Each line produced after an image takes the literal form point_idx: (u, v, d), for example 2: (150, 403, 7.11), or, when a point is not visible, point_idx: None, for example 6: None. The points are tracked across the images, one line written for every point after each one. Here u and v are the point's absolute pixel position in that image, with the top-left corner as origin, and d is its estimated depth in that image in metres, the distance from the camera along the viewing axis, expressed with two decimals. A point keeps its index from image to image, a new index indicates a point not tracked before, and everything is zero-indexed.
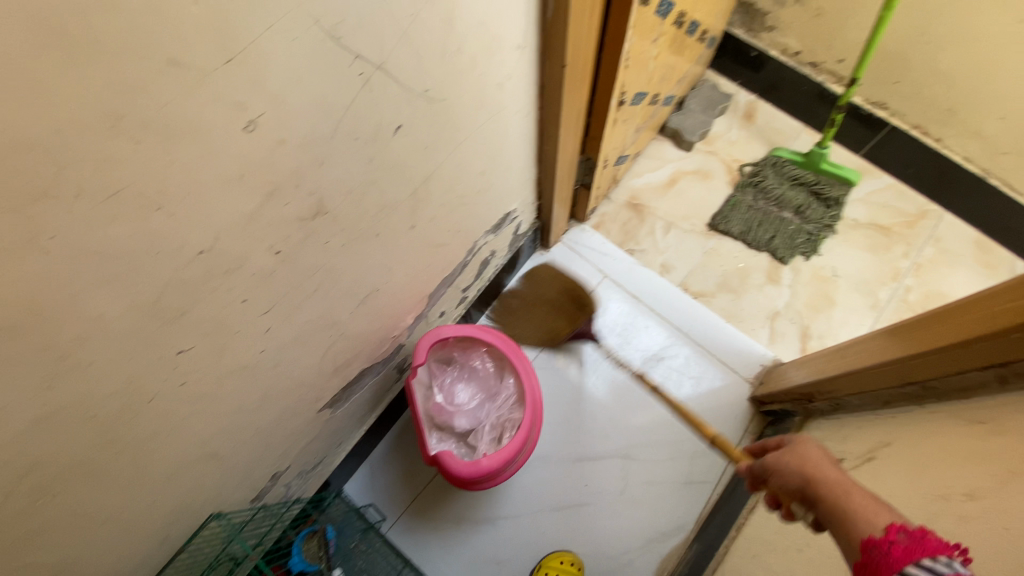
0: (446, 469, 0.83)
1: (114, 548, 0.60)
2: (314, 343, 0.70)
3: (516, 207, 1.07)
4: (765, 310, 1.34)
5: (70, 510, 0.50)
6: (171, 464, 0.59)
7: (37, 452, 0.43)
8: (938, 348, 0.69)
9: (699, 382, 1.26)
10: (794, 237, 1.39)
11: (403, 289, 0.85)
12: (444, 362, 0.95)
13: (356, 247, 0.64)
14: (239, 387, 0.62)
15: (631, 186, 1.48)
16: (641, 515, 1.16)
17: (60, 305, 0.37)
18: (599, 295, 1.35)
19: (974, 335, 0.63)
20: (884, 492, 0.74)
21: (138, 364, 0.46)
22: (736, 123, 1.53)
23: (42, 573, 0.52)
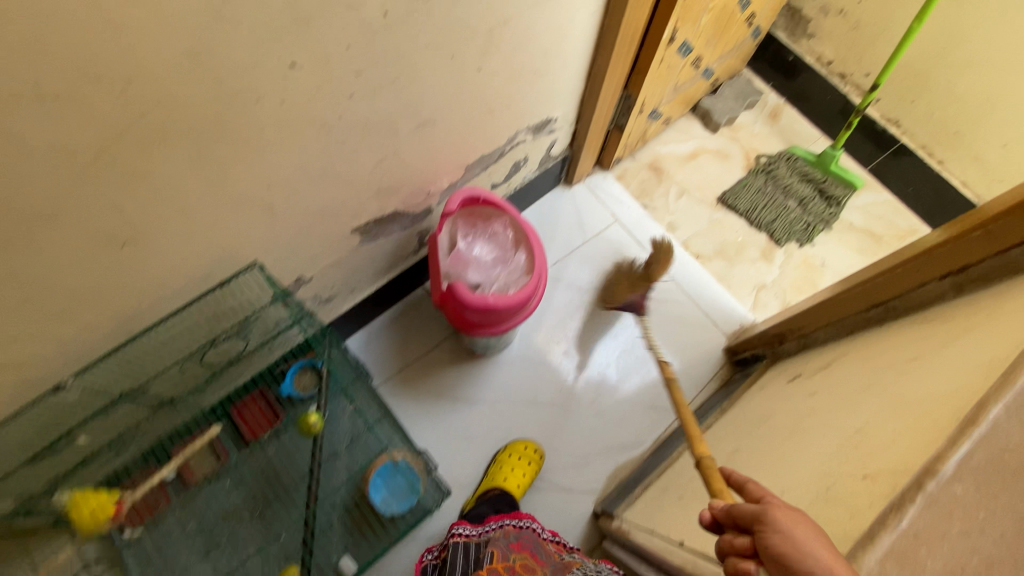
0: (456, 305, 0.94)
1: (175, 249, 0.67)
2: (372, 141, 0.79)
3: (556, 116, 1.17)
4: (754, 282, 1.43)
5: (168, 175, 0.59)
6: (241, 188, 0.68)
7: (173, 86, 0.51)
8: (904, 261, 0.80)
9: (683, 325, 1.36)
10: (792, 224, 1.50)
11: (450, 138, 0.94)
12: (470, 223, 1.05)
13: (434, 55, 0.74)
14: (310, 144, 0.71)
15: (655, 151, 1.57)
16: (603, 427, 1.25)
17: None
18: (608, 234, 1.45)
19: (940, 242, 0.75)
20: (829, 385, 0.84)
21: (264, 51, 0.55)
22: (761, 119, 1.64)
23: (124, 230, 0.60)
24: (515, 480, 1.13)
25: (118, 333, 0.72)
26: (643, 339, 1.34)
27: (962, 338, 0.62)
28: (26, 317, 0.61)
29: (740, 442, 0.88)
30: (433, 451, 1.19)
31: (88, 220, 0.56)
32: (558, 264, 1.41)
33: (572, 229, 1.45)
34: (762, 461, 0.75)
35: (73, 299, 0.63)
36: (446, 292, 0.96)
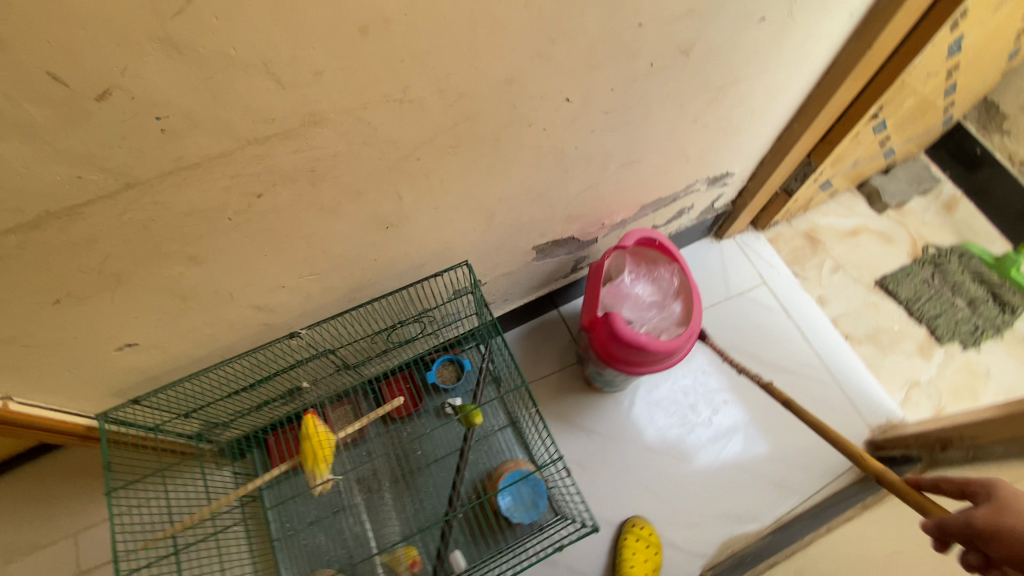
0: (605, 337, 0.99)
1: (413, 237, 0.77)
2: (588, 172, 0.86)
3: (733, 172, 1.19)
4: (906, 376, 1.33)
5: (441, 176, 0.68)
6: (480, 196, 0.77)
7: (484, 104, 0.60)
8: None
9: (823, 406, 1.29)
10: (958, 323, 1.38)
11: (645, 178, 0.98)
12: (636, 260, 1.09)
13: (668, 105, 0.80)
14: (544, 167, 0.78)
15: (813, 221, 1.53)
16: (721, 488, 1.21)
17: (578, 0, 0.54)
18: (754, 295, 1.42)
19: None
20: None
21: (554, 84, 0.63)
22: (934, 207, 1.55)
23: (391, 215, 0.70)
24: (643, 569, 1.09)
25: (345, 298, 0.83)
26: (777, 411, 1.29)
27: None
28: (296, 273, 0.71)
29: None
30: None
31: (376, 202, 0.66)
32: None
33: (715, 284, 1.44)
34: None
35: (332, 264, 0.73)
36: (598, 319, 1.00)
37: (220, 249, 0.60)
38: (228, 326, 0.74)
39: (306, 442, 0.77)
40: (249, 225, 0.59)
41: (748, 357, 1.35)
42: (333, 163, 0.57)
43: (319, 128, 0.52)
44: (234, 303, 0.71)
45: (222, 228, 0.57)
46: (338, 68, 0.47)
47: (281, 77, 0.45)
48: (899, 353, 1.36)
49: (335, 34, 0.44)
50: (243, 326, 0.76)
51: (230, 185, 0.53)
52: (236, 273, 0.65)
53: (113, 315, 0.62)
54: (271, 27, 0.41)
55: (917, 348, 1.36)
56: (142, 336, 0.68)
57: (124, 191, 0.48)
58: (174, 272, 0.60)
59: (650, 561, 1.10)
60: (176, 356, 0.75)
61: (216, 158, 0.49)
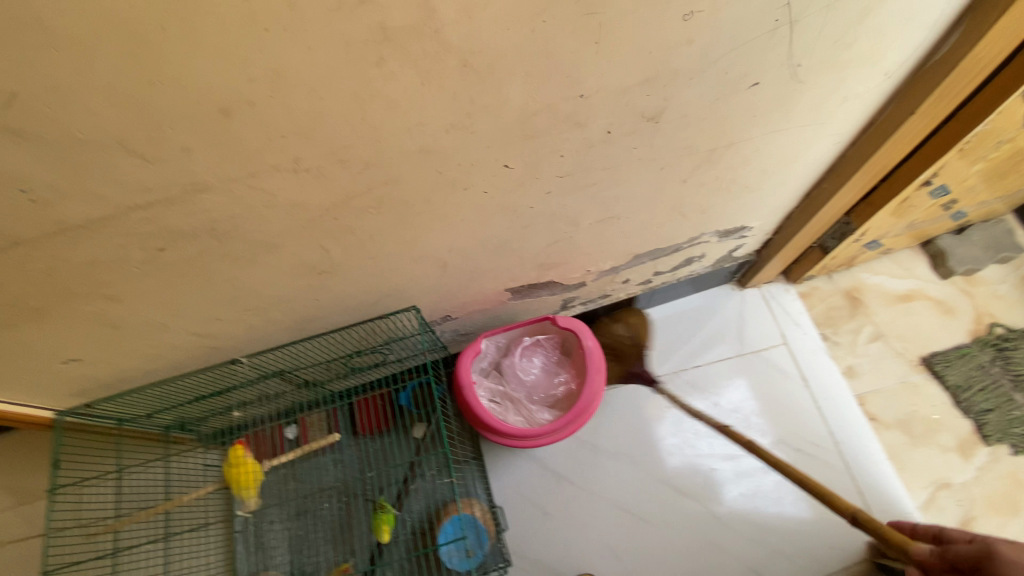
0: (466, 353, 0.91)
1: (356, 282, 0.75)
2: (555, 228, 0.79)
3: (753, 225, 1.06)
4: (934, 475, 1.16)
5: (371, 232, 0.65)
6: (425, 248, 0.73)
7: (401, 172, 0.56)
8: None
9: (826, 493, 1.16)
10: (1012, 423, 1.18)
11: (632, 232, 0.90)
12: (560, 348, 0.99)
13: (642, 167, 0.71)
14: (497, 224, 0.73)
15: (858, 278, 1.35)
16: (690, 563, 1.13)
17: (488, 76, 0.47)
18: (770, 356, 1.29)
19: None
20: None
21: (484, 153, 0.57)
22: (1012, 279, 1.32)
23: (323, 264, 0.68)
24: None
25: (293, 329, 0.83)
26: (769, 489, 1.17)
27: None
28: (231, 308, 0.72)
29: None
30: (509, 512, 1.20)
31: (301, 254, 0.64)
32: (700, 367, 1.30)
33: (728, 336, 1.32)
34: None
35: (269, 302, 0.73)
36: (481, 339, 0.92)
37: (139, 290, 0.61)
38: (172, 348, 0.77)
39: (229, 468, 0.80)
40: (162, 272, 0.59)
41: (749, 424, 1.24)
42: (235, 223, 0.55)
43: (208, 195, 0.50)
44: (173, 331, 0.73)
45: (134, 274, 0.58)
46: (207, 145, 0.45)
47: (144, 155, 0.44)
48: (931, 448, 1.18)
49: (193, 116, 0.42)
50: (189, 348, 0.78)
51: (126, 242, 0.53)
52: (164, 308, 0.67)
53: (47, 339, 0.65)
54: (113, 111, 0.39)
55: (955, 445, 1.18)
56: (85, 354, 0.71)
57: (13, 247, 0.49)
58: (96, 307, 0.62)
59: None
60: (128, 369, 0.79)
61: (101, 221, 0.49)
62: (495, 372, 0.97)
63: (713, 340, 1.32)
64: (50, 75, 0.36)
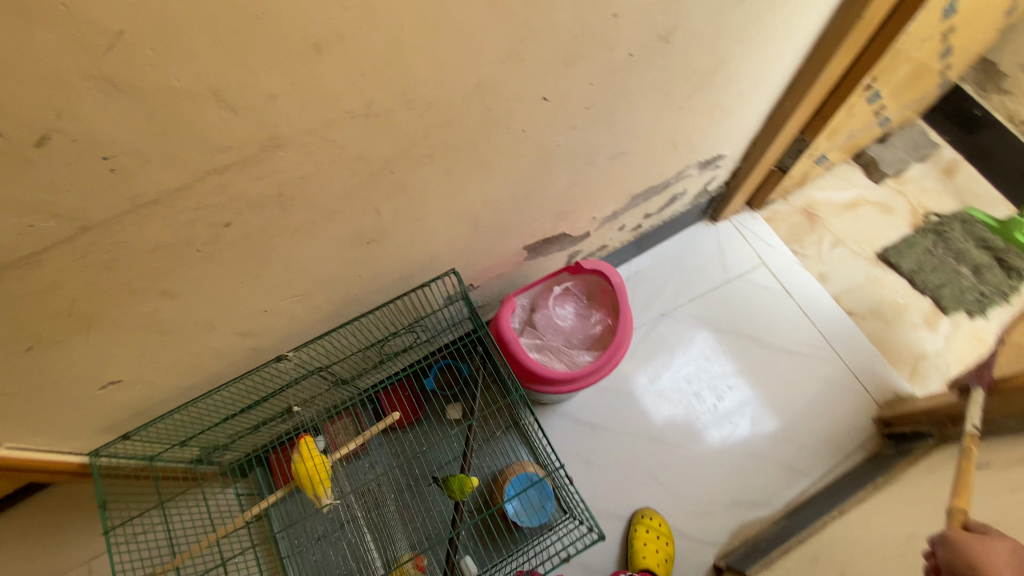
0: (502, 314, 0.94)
1: (397, 251, 0.75)
2: (572, 169, 0.83)
3: (725, 154, 1.15)
4: (913, 349, 1.31)
5: (419, 187, 0.65)
6: (463, 204, 0.74)
7: (457, 112, 0.57)
8: None
9: (829, 385, 1.28)
10: (963, 292, 1.35)
11: (634, 168, 0.95)
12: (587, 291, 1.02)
13: (651, 93, 0.76)
14: (527, 168, 0.75)
15: (810, 196, 1.50)
16: (731, 476, 1.20)
17: None
18: (753, 276, 1.40)
19: None
20: None
21: (530, 84, 0.60)
22: (934, 173, 1.51)
23: (370, 231, 0.68)
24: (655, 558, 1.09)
25: (331, 317, 0.80)
26: (782, 393, 1.28)
27: None
28: (278, 296, 0.69)
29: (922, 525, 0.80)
30: None
31: (354, 219, 0.64)
32: (696, 299, 1.38)
33: (714, 266, 1.41)
34: None
35: (315, 284, 0.71)
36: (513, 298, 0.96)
37: (195, 281, 0.58)
38: (214, 355, 0.73)
39: (298, 466, 0.77)
40: (221, 255, 0.57)
41: (750, 340, 1.33)
42: (300, 186, 0.54)
43: (282, 152, 0.49)
44: (217, 332, 0.69)
45: (193, 261, 0.55)
46: (292, 89, 0.44)
47: (234, 105, 0.43)
48: (904, 328, 1.33)
49: (286, 54, 0.41)
50: (230, 353, 0.74)
51: (195, 218, 0.50)
52: (214, 303, 0.63)
53: (90, 357, 0.60)
54: (214, 54, 0.39)
55: (923, 321, 1.34)
56: (126, 373, 0.66)
57: (82, 235, 0.46)
58: (148, 307, 0.58)
59: (662, 551, 1.09)
60: (165, 388, 0.73)
61: (175, 193, 0.47)
62: (531, 328, 1.01)
63: (702, 272, 1.41)
64: (159, 13, 0.35)
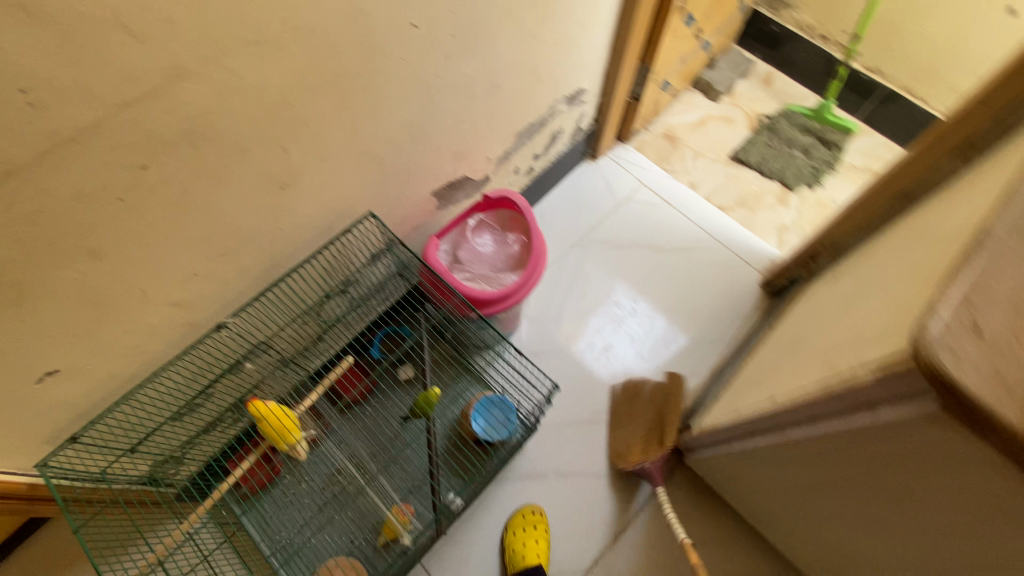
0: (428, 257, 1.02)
1: (313, 198, 0.80)
2: (456, 103, 0.92)
3: (585, 88, 1.31)
4: (775, 224, 1.56)
5: (320, 122, 0.71)
6: (365, 142, 0.81)
7: (339, 38, 0.65)
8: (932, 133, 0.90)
9: (719, 267, 1.49)
10: (801, 170, 1.63)
11: (510, 100, 1.06)
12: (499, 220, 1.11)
13: (506, 21, 0.88)
14: (415, 101, 0.83)
15: (667, 122, 1.72)
16: (663, 362, 1.36)
17: None
18: (638, 197, 1.59)
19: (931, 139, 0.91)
20: (860, 272, 0.96)
21: (398, 9, 0.69)
22: (756, 85, 1.81)
23: (283, 175, 0.72)
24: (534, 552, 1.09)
25: (262, 279, 0.83)
26: (684, 285, 1.46)
27: (972, 190, 0.75)
28: (205, 255, 0.71)
29: (804, 329, 0.98)
30: None
31: (267, 160, 0.68)
32: (596, 227, 1.54)
33: (604, 196, 1.58)
34: (830, 325, 0.86)
35: (240, 239, 0.74)
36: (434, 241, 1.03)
37: (120, 237, 0.60)
38: (151, 331, 0.73)
39: (266, 422, 0.78)
40: (143, 204, 0.59)
41: (649, 248, 1.51)
42: (209, 121, 0.59)
43: (186, 83, 0.54)
44: (152, 302, 0.70)
45: (116, 211, 0.58)
46: (186, 12, 0.50)
47: (135, 29, 0.47)
48: (765, 208, 1.58)
49: None
50: (167, 328, 0.75)
51: (112, 158, 0.54)
52: (143, 265, 0.65)
53: (21, 338, 0.59)
54: None
55: (777, 200, 1.60)
56: (61, 360, 0.65)
57: (3, 180, 0.48)
58: (76, 272, 0.59)
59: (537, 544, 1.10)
60: (106, 379, 0.73)
61: (92, 128, 0.50)
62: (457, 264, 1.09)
63: (594, 204, 1.57)
64: None
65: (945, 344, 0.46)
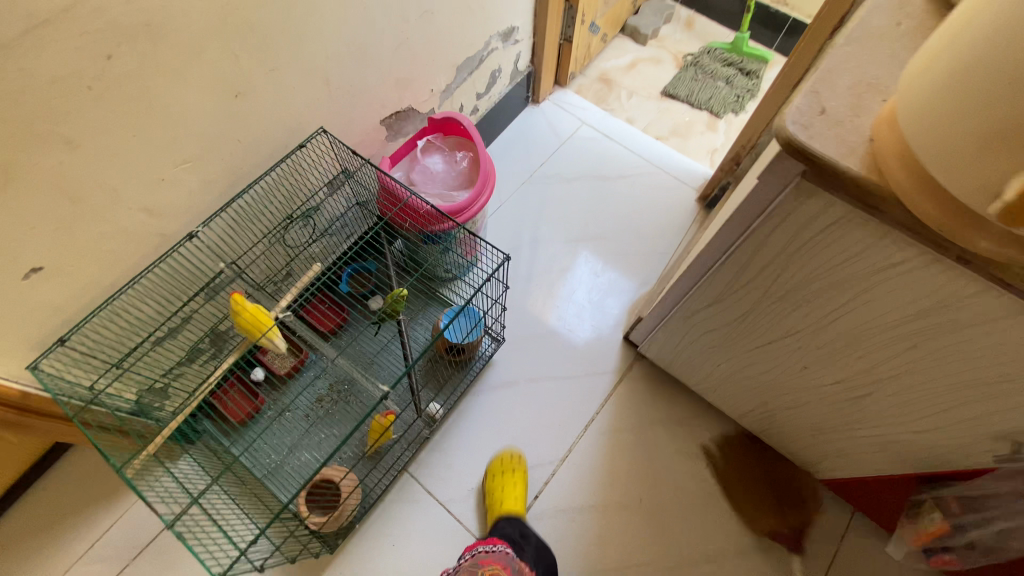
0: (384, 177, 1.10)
1: (268, 111, 0.87)
2: (393, 26, 1.01)
3: (517, 27, 1.41)
4: (706, 148, 1.69)
5: (267, 30, 0.78)
6: (311, 57, 0.88)
7: None
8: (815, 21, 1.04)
9: (659, 188, 1.61)
10: (725, 99, 1.78)
11: (445, 30, 1.15)
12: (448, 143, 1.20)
13: None
14: (354, 20, 0.91)
15: (601, 67, 1.84)
16: (615, 275, 1.47)
17: None
18: (579, 134, 1.69)
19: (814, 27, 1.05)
20: None
21: None
22: (679, 28, 1.95)
23: (237, 82, 0.79)
24: (512, 496, 1.13)
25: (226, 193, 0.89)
26: (629, 207, 1.58)
27: None
28: (172, 161, 0.78)
29: None
30: None
31: (221, 64, 0.75)
32: (543, 164, 1.64)
33: (548, 136, 1.68)
34: None
35: (203, 147, 0.81)
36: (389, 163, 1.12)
37: (91, 129, 0.66)
38: (126, 237, 0.79)
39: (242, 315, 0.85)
40: (110, 95, 0.66)
41: (594, 178, 1.62)
42: (165, 15, 0.65)
43: None
44: (126, 204, 0.76)
45: (87, 100, 0.64)
46: None
47: None
48: (696, 135, 1.72)
49: None
50: (142, 236, 0.81)
51: (81, 44, 0.60)
52: (115, 163, 0.71)
53: (7, 226, 0.65)
54: None
55: (706, 126, 1.73)
56: (46, 258, 0.71)
57: None
58: (55, 161, 0.65)
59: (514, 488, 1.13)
60: (88, 284, 0.78)
61: (61, 10, 0.57)
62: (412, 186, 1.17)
63: (539, 144, 1.67)
64: None
65: (798, 125, 0.56)
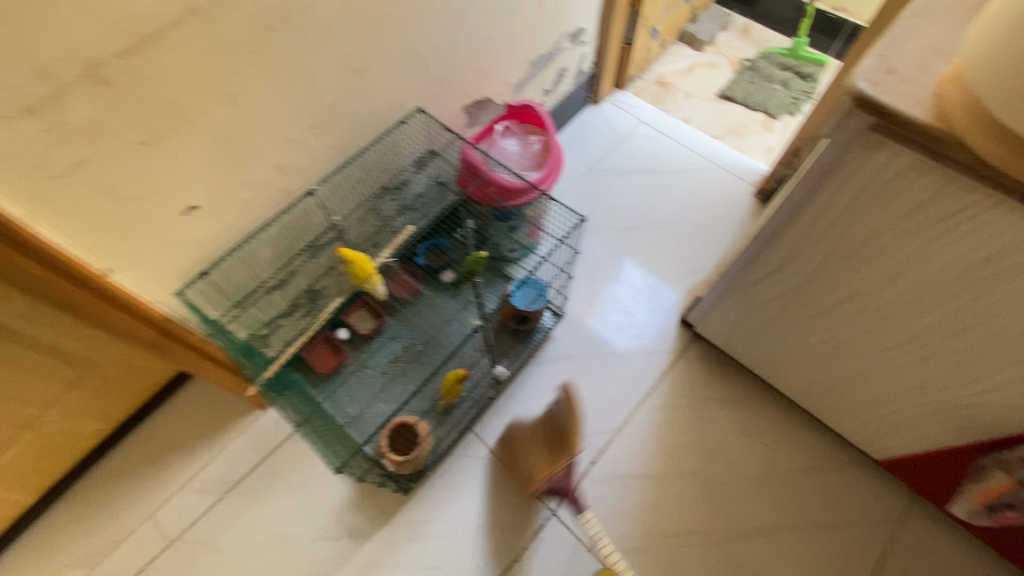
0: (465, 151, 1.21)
1: (377, 87, 1.00)
2: (483, 19, 1.13)
3: (585, 28, 1.52)
4: (763, 146, 1.75)
5: (386, 15, 0.91)
6: (415, 42, 1.01)
7: None
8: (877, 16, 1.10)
9: (715, 182, 1.67)
10: (782, 100, 1.83)
11: (524, 26, 1.27)
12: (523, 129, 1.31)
13: None
14: (453, 11, 1.04)
15: (659, 71, 1.93)
16: (671, 263, 1.53)
17: None
18: (636, 133, 1.78)
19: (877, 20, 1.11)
20: None
21: None
22: (736, 35, 2.02)
23: (358, 59, 0.92)
24: None
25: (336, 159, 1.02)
26: (684, 199, 1.64)
27: None
28: (300, 123, 0.90)
29: None
30: None
31: (348, 42, 0.88)
32: (602, 159, 1.72)
33: (606, 134, 1.77)
34: None
35: (324, 114, 0.94)
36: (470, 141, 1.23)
37: (247, 88, 0.79)
38: (257, 188, 0.92)
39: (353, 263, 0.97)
40: (265, 61, 0.79)
41: (650, 173, 1.69)
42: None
43: None
44: (261, 158, 0.89)
45: (249, 63, 0.77)
46: None
47: None
48: (752, 134, 1.77)
49: None
50: (268, 188, 0.94)
51: (252, 15, 0.73)
52: (259, 121, 0.84)
53: (176, 165, 0.78)
54: None
55: (762, 126, 1.79)
56: (200, 196, 0.84)
57: (188, 17, 0.67)
58: (218, 112, 0.78)
59: None
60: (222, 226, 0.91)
61: None
62: None
63: (598, 141, 1.76)
64: None
65: (869, 81, 0.63)
